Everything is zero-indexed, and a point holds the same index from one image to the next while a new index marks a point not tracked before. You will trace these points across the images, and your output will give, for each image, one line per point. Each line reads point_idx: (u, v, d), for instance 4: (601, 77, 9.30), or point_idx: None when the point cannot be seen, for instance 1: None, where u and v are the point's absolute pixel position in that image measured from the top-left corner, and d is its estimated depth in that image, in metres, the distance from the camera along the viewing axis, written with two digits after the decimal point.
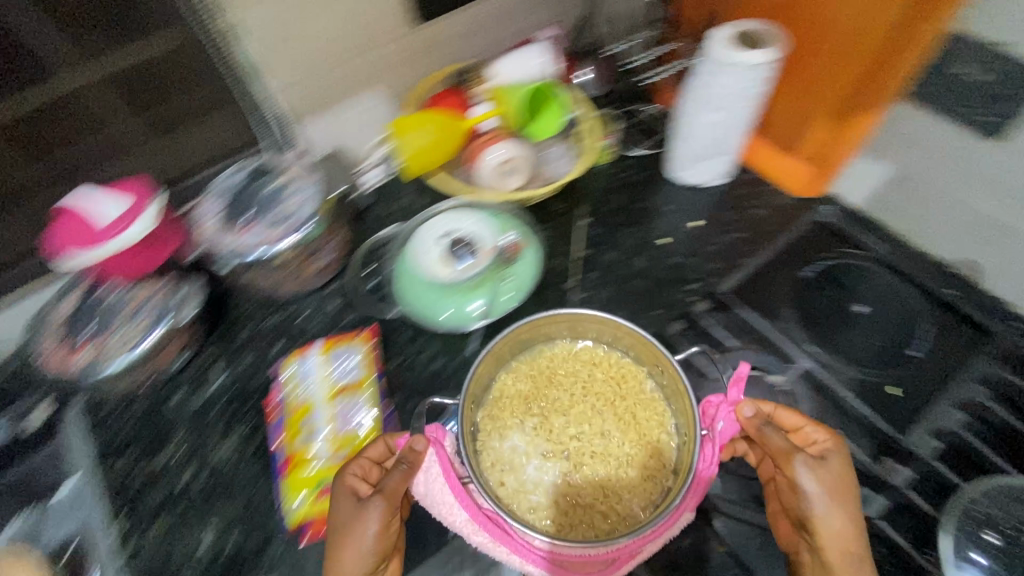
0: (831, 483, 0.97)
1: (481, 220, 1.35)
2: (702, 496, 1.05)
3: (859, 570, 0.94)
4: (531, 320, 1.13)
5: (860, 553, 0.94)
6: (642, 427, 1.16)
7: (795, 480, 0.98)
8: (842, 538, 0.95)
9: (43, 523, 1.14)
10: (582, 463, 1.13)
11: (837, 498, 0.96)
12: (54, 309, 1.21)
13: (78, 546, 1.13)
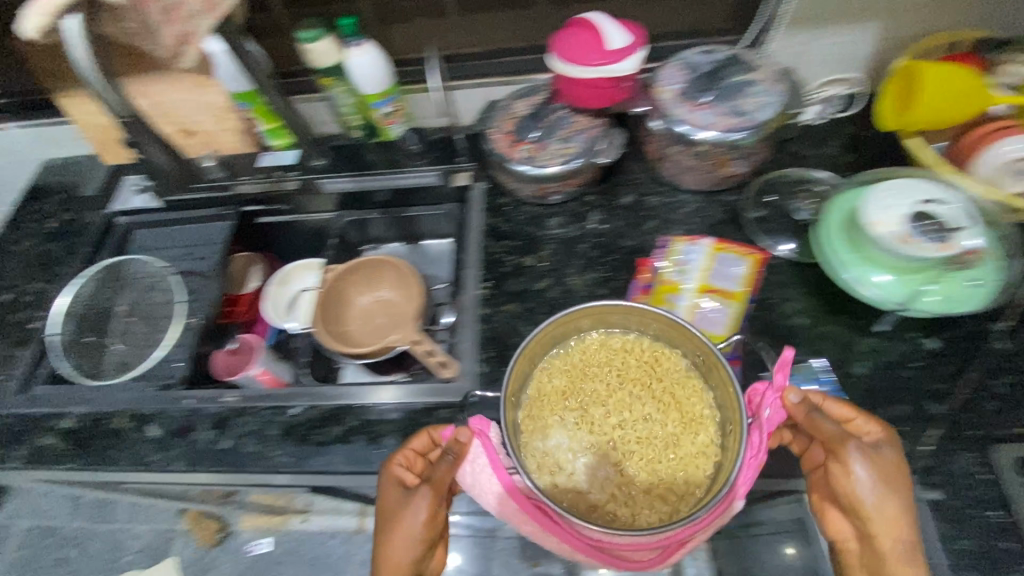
0: (891, 468, 0.70)
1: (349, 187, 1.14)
2: (756, 474, 0.70)
3: (915, 561, 0.68)
4: (343, 273, 1.07)
5: (886, 530, 0.69)
6: (675, 401, 0.81)
7: (846, 473, 0.71)
8: (885, 522, 0.69)
9: (82, 351, 1.09)
10: (620, 450, 0.79)
11: (890, 488, 0.69)
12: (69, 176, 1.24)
13: (23, 422, 0.96)
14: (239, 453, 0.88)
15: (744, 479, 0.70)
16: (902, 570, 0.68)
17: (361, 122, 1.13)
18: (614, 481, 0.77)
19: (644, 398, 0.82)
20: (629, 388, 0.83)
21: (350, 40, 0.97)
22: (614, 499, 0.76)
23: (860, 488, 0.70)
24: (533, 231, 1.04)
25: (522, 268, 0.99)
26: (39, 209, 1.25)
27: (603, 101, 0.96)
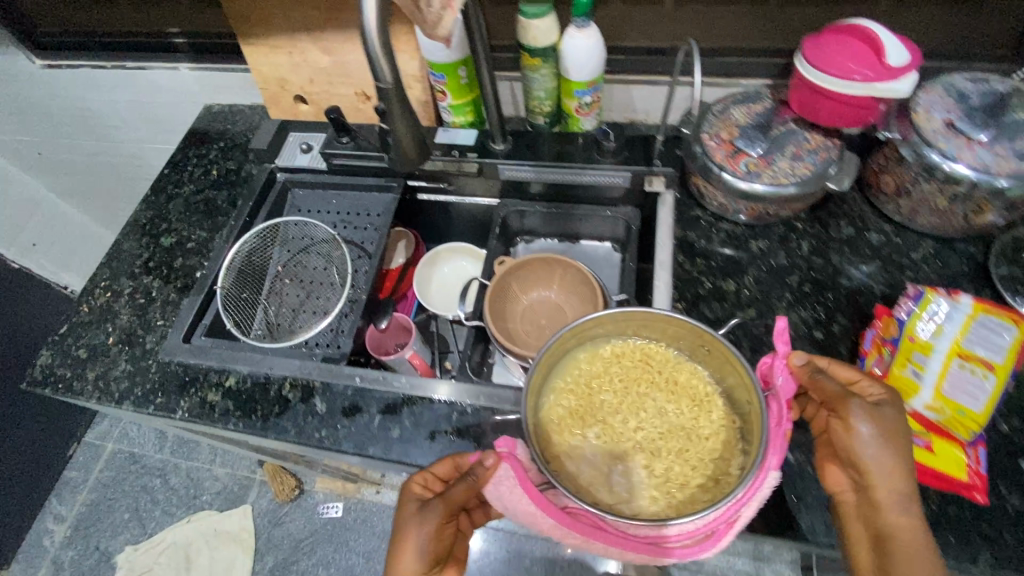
0: (891, 426, 0.68)
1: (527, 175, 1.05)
2: (785, 450, 0.69)
3: (908, 512, 0.66)
4: (531, 260, 1.00)
5: (897, 482, 0.67)
6: (671, 393, 0.85)
7: (849, 431, 0.68)
8: (894, 481, 0.67)
9: (249, 316, 1.03)
10: (662, 454, 0.80)
11: (888, 443, 0.67)
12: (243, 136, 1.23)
13: (189, 370, 0.95)
14: (412, 437, 0.84)
15: (779, 448, 0.69)
16: (897, 519, 0.66)
17: (552, 108, 1.05)
18: (656, 480, 0.78)
19: (660, 399, 0.85)
20: (657, 391, 0.85)
21: (577, 20, 0.88)
22: (624, 485, 0.78)
23: (863, 442, 0.67)
24: (731, 255, 0.94)
25: (719, 296, 0.90)
26: (203, 152, 1.24)
27: (854, 121, 0.85)
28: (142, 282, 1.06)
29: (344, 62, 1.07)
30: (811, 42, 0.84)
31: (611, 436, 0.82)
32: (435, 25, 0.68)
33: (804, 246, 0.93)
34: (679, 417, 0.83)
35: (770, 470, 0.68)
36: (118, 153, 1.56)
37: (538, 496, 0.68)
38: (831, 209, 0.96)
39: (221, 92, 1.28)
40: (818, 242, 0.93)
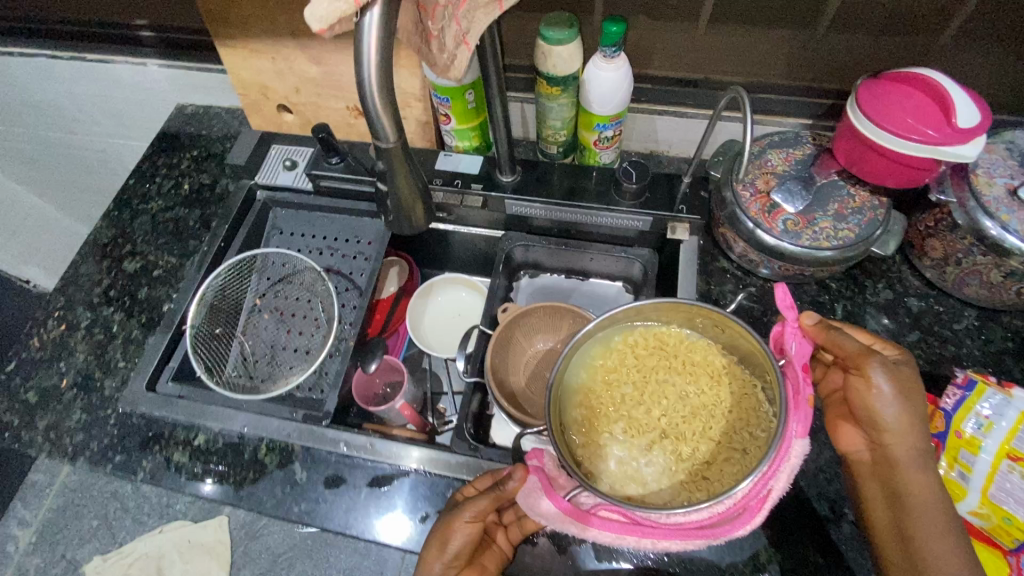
0: (909, 382, 0.67)
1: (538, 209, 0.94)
2: (812, 417, 0.66)
3: (926, 465, 0.66)
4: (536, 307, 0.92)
5: (911, 442, 0.66)
6: (688, 376, 0.79)
7: (868, 389, 0.67)
8: (911, 443, 0.66)
9: (223, 359, 0.94)
10: (691, 446, 0.75)
11: (907, 398, 0.66)
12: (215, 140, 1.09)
13: (153, 424, 0.85)
14: (405, 517, 0.78)
15: (805, 416, 0.66)
16: (916, 480, 0.66)
17: (567, 138, 0.95)
18: (682, 468, 0.74)
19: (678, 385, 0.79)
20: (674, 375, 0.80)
21: (605, 50, 0.77)
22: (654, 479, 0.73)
23: (884, 399, 0.66)
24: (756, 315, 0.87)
25: None
26: (173, 161, 1.11)
27: (905, 181, 0.76)
28: (100, 314, 0.95)
29: (336, 74, 0.94)
30: (869, 88, 0.74)
31: (635, 429, 0.77)
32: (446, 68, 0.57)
33: (836, 310, 0.86)
34: (702, 398, 0.78)
35: (797, 439, 0.65)
36: (77, 149, 1.40)
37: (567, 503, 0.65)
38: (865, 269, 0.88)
39: (195, 91, 1.14)
40: (851, 305, 0.86)
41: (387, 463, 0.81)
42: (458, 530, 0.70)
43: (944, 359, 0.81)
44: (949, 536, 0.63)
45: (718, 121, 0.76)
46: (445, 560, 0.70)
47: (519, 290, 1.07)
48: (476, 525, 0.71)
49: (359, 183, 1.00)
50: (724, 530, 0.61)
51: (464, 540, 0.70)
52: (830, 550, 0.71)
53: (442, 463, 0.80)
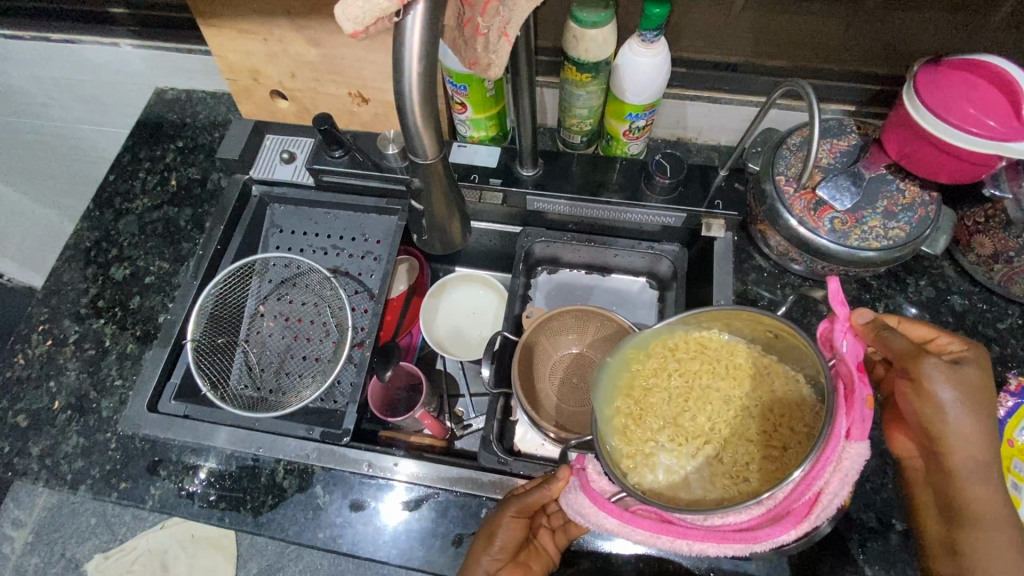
0: (976, 388, 0.59)
1: (563, 203, 0.88)
2: (870, 418, 0.55)
3: (989, 474, 0.59)
4: (569, 307, 0.87)
5: (975, 451, 0.59)
6: (728, 378, 0.72)
7: (923, 396, 0.60)
8: (975, 454, 0.59)
9: (228, 371, 0.88)
10: (735, 452, 0.68)
11: (973, 406, 0.58)
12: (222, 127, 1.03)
13: (158, 446, 0.80)
14: (436, 541, 0.74)
15: (859, 416, 0.54)
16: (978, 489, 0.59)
17: (592, 127, 0.88)
18: (729, 478, 0.66)
19: (719, 388, 0.71)
20: (713, 378, 0.71)
21: (644, 33, 0.70)
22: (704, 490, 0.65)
23: (942, 407, 0.59)
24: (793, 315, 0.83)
25: None
26: (157, 154, 1.02)
27: (961, 177, 0.70)
28: (90, 327, 0.89)
29: (336, 57, 0.83)
30: (930, 75, 0.67)
31: (678, 437, 0.69)
32: (484, 66, 0.52)
33: (877, 308, 0.82)
34: (745, 401, 0.71)
35: (853, 441, 0.53)
36: (38, 136, 1.26)
37: (603, 501, 0.61)
38: (907, 265, 0.84)
39: (176, 74, 1.04)
40: (890, 301, 0.83)
41: (415, 485, 0.77)
42: (506, 523, 0.69)
43: (991, 360, 0.78)
44: (1009, 549, 0.58)
45: (770, 108, 0.70)
46: (490, 555, 0.69)
47: (537, 288, 0.99)
48: (520, 521, 0.70)
49: (367, 177, 0.91)
50: (767, 535, 0.52)
51: (511, 534, 0.69)
52: (879, 564, 0.69)
53: (473, 484, 0.76)
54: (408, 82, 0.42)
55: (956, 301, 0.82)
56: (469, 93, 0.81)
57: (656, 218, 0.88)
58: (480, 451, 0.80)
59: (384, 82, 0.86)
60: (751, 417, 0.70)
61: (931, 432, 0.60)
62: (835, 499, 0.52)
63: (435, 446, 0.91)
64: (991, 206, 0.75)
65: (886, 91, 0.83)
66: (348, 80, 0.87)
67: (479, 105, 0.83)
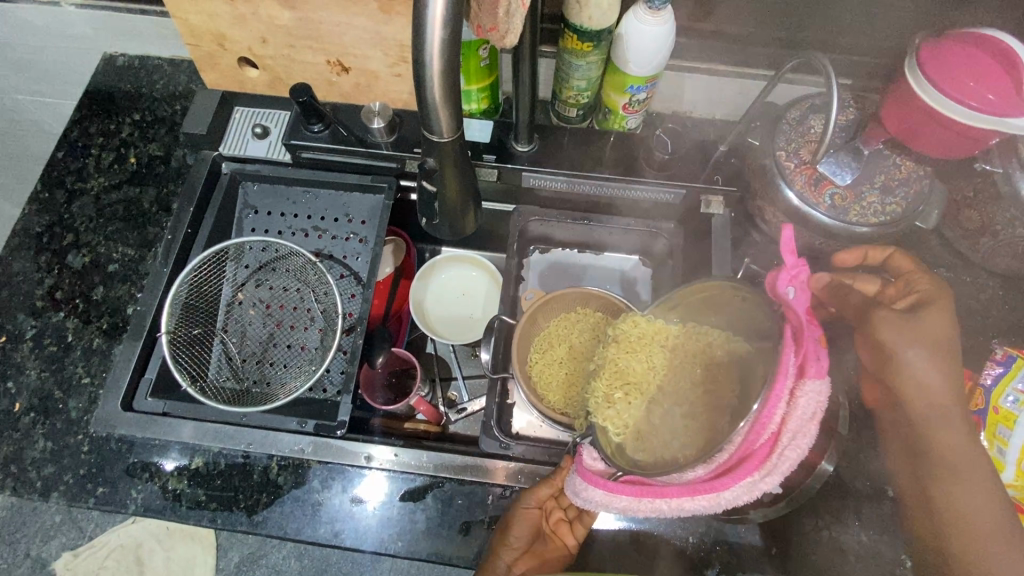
0: (933, 337, 0.66)
1: (562, 179, 0.85)
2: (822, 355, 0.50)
3: (955, 418, 0.64)
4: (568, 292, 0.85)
5: (938, 398, 0.65)
6: (665, 332, 0.73)
7: (885, 349, 0.67)
8: (935, 400, 0.65)
9: (207, 365, 0.82)
10: (690, 399, 0.69)
11: (934, 353, 0.65)
12: (185, 101, 0.95)
13: (137, 446, 0.76)
14: (442, 531, 0.74)
15: (811, 351, 0.50)
16: (945, 433, 0.65)
17: (589, 100, 0.84)
18: (689, 429, 0.66)
19: (665, 348, 0.72)
20: (659, 347, 0.72)
21: (652, 0, 0.67)
22: (667, 436, 0.67)
23: (909, 355, 0.65)
24: None
25: None
26: (110, 128, 0.93)
27: (957, 154, 0.70)
28: (49, 321, 0.82)
29: (314, 21, 0.76)
30: (935, 48, 0.66)
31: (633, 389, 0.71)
32: (502, 33, 0.52)
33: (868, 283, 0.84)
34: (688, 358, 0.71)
35: (808, 378, 0.49)
36: None
37: (589, 475, 0.62)
38: (896, 241, 0.86)
39: (126, 38, 0.94)
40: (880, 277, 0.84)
41: (418, 475, 0.75)
42: (519, 515, 0.70)
43: (974, 331, 0.81)
44: (981, 493, 0.63)
45: (777, 82, 0.68)
46: (507, 547, 0.69)
47: (529, 268, 0.94)
48: (530, 512, 0.70)
49: (350, 153, 0.86)
50: (731, 480, 0.49)
51: (524, 526, 0.69)
52: (873, 529, 0.72)
53: (477, 471, 0.75)
54: (429, 55, 0.41)
55: (942, 274, 0.84)
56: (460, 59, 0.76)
57: (653, 193, 0.86)
58: (481, 436, 0.78)
59: (366, 50, 0.80)
60: (690, 363, 0.70)
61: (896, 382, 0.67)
62: (797, 436, 0.48)
63: (432, 434, 0.89)
64: (981, 181, 0.76)
65: (882, 64, 0.82)
66: (326, 46, 0.80)
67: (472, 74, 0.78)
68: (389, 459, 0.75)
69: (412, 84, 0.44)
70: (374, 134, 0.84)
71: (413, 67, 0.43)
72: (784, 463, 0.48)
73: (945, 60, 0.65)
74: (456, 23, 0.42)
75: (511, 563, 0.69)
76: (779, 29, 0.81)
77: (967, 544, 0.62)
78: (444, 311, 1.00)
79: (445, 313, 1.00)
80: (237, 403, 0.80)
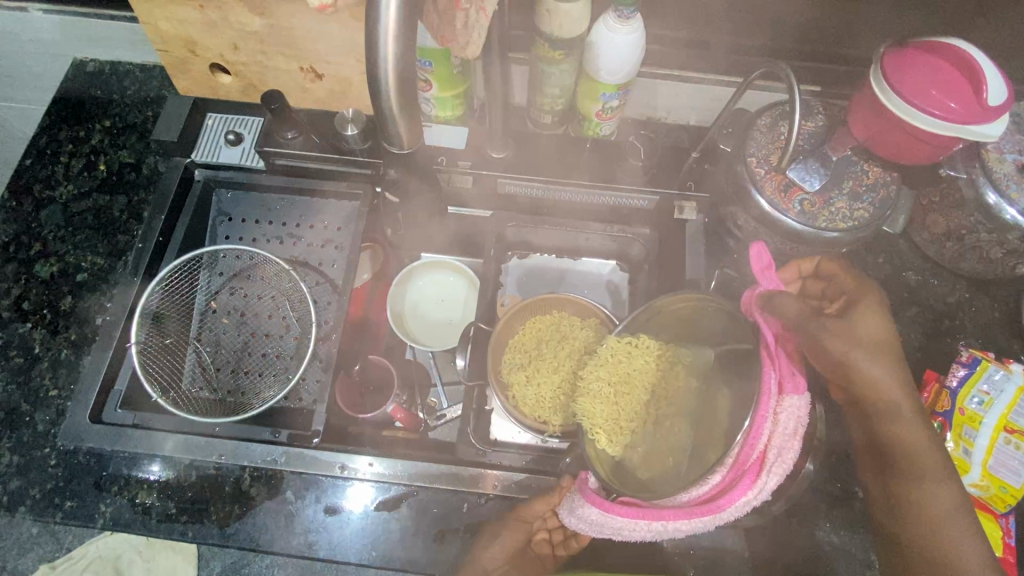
0: (870, 336, 0.59)
1: (536, 184, 0.85)
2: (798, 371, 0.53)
3: (909, 417, 0.59)
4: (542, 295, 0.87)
5: (889, 394, 0.59)
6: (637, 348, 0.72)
7: (831, 357, 0.59)
8: (888, 399, 0.60)
9: (178, 375, 0.81)
10: (663, 417, 0.69)
11: (876, 355, 0.59)
12: (157, 107, 0.94)
13: (106, 458, 0.74)
14: (417, 540, 0.73)
15: (789, 369, 0.53)
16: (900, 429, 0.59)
17: (563, 107, 0.85)
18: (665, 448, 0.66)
19: (640, 369, 0.71)
20: (632, 366, 0.71)
21: (621, 9, 0.67)
22: (649, 441, 0.68)
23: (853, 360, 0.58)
24: None
25: None
26: (80, 135, 0.92)
27: (920, 160, 0.72)
28: (15, 332, 0.80)
29: (285, 27, 0.76)
30: (895, 58, 0.67)
31: (615, 403, 0.71)
32: (463, 44, 0.52)
33: None
34: (664, 377, 0.71)
35: (787, 395, 0.52)
36: None
37: (589, 494, 0.61)
38: (868, 245, 0.87)
39: (95, 44, 0.93)
40: None
41: (393, 484, 0.74)
42: (509, 525, 0.71)
43: (940, 333, 0.82)
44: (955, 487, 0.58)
45: (745, 90, 0.69)
46: (490, 554, 0.69)
47: (507, 274, 0.95)
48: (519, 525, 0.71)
49: (323, 160, 0.86)
50: (729, 501, 0.49)
51: (511, 537, 0.70)
52: (843, 529, 0.73)
53: (454, 480, 0.74)
54: (384, 67, 0.42)
55: (912, 278, 0.85)
56: (432, 66, 0.76)
57: (625, 199, 0.86)
58: (457, 444, 0.78)
59: (338, 57, 0.79)
60: (664, 376, 0.71)
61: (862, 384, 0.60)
62: (783, 452, 0.50)
63: (411, 441, 0.89)
64: (946, 187, 0.78)
65: (850, 72, 0.83)
66: (298, 53, 0.80)
67: (445, 81, 0.79)
68: (367, 469, 0.74)
69: (368, 94, 0.44)
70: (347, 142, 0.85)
71: (369, 78, 0.43)
72: (772, 480, 0.50)
73: (907, 69, 0.66)
74: (412, 36, 0.42)
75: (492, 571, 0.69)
76: (751, 36, 0.82)
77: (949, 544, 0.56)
78: (423, 316, 0.99)
79: (424, 318, 0.99)
80: (210, 413, 0.79)
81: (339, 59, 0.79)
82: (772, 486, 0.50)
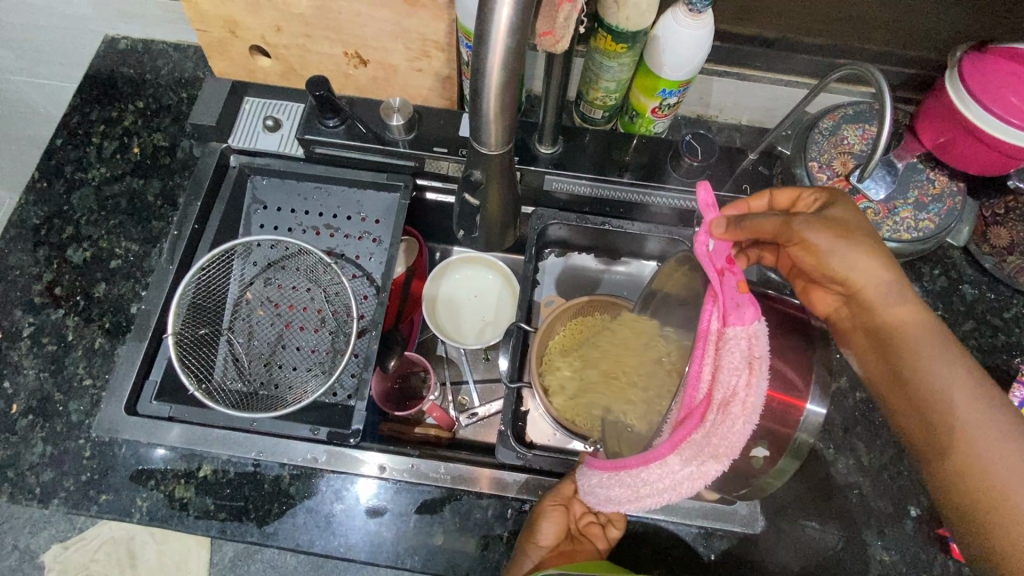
0: (843, 223, 0.55)
1: (584, 183, 0.82)
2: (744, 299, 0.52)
3: (901, 303, 0.53)
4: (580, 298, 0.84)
5: (874, 277, 0.54)
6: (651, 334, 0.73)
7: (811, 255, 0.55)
8: (881, 285, 0.54)
9: (213, 367, 0.79)
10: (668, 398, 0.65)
11: (849, 241, 0.54)
12: (192, 89, 0.91)
13: (143, 451, 0.73)
14: (458, 544, 0.72)
15: (732, 301, 0.52)
16: (897, 324, 0.54)
17: (616, 102, 0.81)
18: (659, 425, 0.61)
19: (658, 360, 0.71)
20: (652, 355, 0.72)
21: (693, 3, 0.65)
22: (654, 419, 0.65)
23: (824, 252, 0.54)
24: None
25: None
26: (112, 116, 0.89)
27: (993, 170, 0.69)
28: (48, 319, 0.78)
29: (332, 10, 0.72)
30: (974, 64, 0.64)
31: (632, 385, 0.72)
32: (558, 39, 0.50)
33: None
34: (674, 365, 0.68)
35: (729, 328, 0.50)
36: None
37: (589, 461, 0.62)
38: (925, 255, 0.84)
39: (129, 20, 0.89)
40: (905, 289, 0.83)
41: (435, 486, 0.73)
42: (547, 511, 0.68)
43: (997, 349, 0.80)
44: (980, 382, 0.51)
45: (821, 90, 0.64)
46: (535, 544, 0.67)
47: (544, 272, 0.93)
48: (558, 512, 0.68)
49: (365, 151, 0.82)
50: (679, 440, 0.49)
51: (553, 522, 0.68)
52: (895, 548, 0.72)
53: (496, 484, 0.73)
54: (491, 65, 0.41)
55: (969, 291, 0.83)
56: None
57: (676, 201, 0.83)
58: (497, 446, 0.73)
59: (385, 42, 0.76)
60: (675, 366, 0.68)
61: (833, 275, 0.55)
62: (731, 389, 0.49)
63: (443, 441, 0.87)
64: None
65: (915, 75, 0.80)
66: (344, 37, 0.76)
67: None
68: (407, 469, 0.73)
69: (470, 92, 0.44)
70: (389, 132, 0.81)
71: (472, 76, 0.43)
72: (725, 420, 0.49)
73: (988, 77, 0.63)
74: (523, 31, 0.41)
75: (542, 562, 0.66)
76: (817, 34, 0.78)
77: (969, 440, 0.49)
78: (453, 309, 0.97)
79: (454, 312, 0.97)
80: (245, 407, 0.77)
81: (387, 45, 0.76)
82: (727, 426, 0.48)
